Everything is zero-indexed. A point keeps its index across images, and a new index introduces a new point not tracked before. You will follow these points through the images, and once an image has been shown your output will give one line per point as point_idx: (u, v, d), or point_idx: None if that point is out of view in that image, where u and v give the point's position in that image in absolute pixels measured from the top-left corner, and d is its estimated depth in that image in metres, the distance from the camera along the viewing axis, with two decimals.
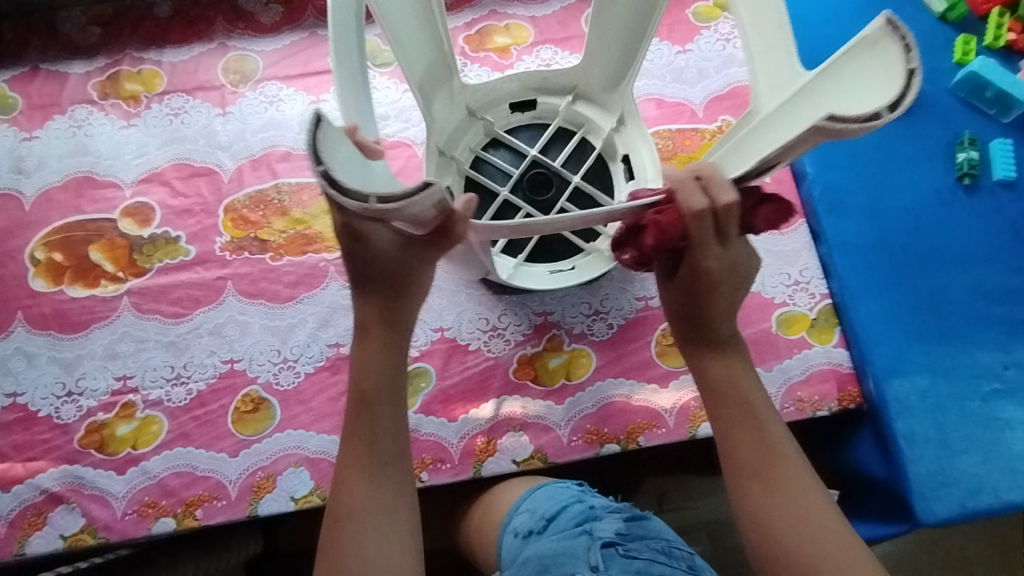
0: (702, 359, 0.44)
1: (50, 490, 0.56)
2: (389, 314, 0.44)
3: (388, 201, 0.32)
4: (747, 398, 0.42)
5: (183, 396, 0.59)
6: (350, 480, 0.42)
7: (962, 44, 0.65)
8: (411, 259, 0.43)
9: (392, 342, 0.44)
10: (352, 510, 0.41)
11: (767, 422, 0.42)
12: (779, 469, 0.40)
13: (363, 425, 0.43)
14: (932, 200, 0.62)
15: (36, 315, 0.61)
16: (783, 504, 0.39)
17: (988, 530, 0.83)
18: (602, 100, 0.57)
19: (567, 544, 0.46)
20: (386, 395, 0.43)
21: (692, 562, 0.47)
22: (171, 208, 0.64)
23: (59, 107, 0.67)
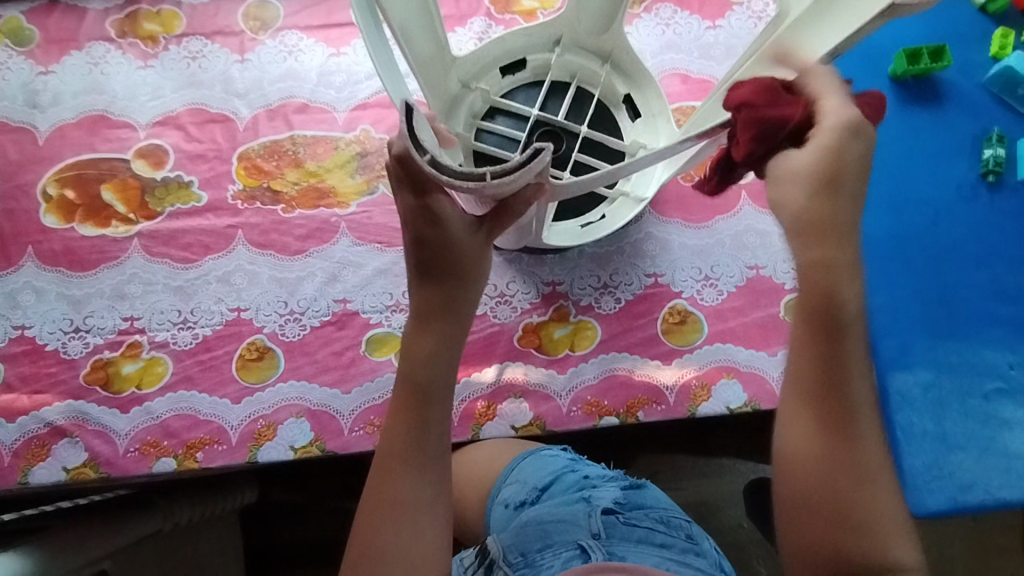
0: (847, 260, 0.37)
1: (55, 423, 0.57)
2: (450, 302, 0.43)
3: (500, 175, 0.37)
4: (854, 331, 0.37)
5: (189, 341, 0.59)
6: (394, 472, 0.40)
7: (1000, 37, 0.63)
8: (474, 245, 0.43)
9: (452, 331, 0.43)
10: (392, 499, 0.40)
11: (849, 342, 0.37)
12: (851, 396, 0.36)
13: (411, 416, 0.42)
14: (953, 196, 0.61)
15: (47, 251, 0.61)
16: (852, 457, 0.36)
17: (972, 533, 0.84)
18: (590, 44, 0.55)
19: (567, 511, 0.48)
20: (440, 389, 0.42)
21: (690, 531, 0.50)
22: (185, 152, 0.64)
23: (77, 43, 0.66)
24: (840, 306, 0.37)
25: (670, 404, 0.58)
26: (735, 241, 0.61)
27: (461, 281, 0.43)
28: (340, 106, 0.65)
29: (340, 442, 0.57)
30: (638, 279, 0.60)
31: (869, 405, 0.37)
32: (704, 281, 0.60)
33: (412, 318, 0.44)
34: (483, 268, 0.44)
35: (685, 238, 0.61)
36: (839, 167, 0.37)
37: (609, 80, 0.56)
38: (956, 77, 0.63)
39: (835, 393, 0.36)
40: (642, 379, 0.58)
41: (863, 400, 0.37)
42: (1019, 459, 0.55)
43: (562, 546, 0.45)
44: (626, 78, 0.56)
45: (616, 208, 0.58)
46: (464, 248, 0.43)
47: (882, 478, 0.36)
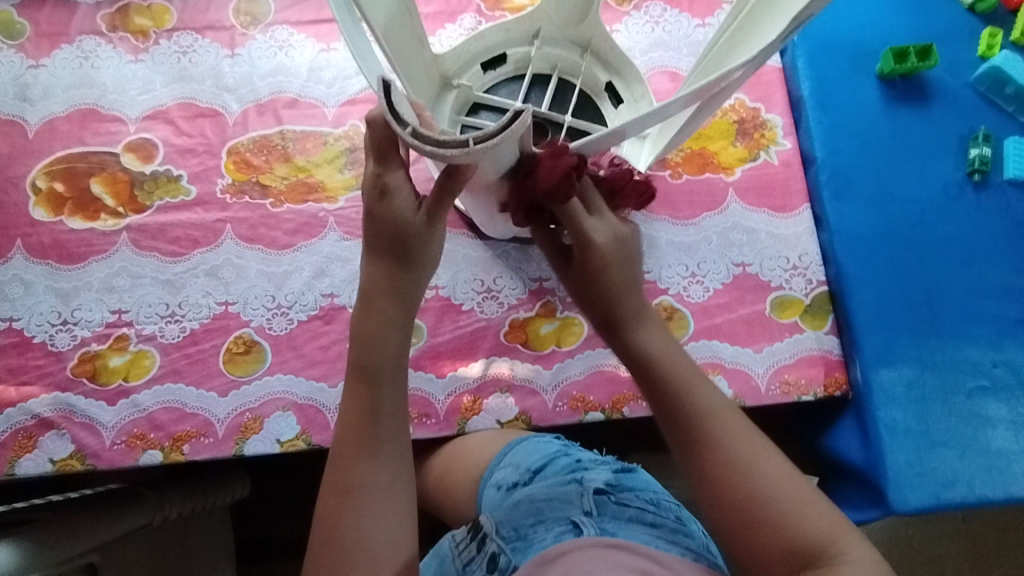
0: (630, 337, 0.44)
1: (42, 415, 0.57)
2: (397, 282, 0.43)
3: (483, 141, 0.37)
4: (673, 370, 0.42)
5: (177, 334, 0.59)
6: (349, 458, 0.41)
7: (988, 37, 0.64)
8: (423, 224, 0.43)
9: (399, 312, 0.43)
10: (351, 484, 0.40)
11: (685, 391, 0.42)
12: (712, 430, 0.40)
13: (359, 404, 0.42)
14: (938, 194, 0.61)
15: (36, 244, 0.61)
16: (739, 487, 0.39)
17: (961, 531, 0.85)
18: (567, 34, 0.55)
19: (559, 490, 0.49)
20: (390, 370, 0.42)
21: (680, 513, 0.49)
22: (175, 146, 0.64)
23: (67, 37, 0.67)
24: (656, 357, 0.43)
25: None
26: (722, 238, 0.61)
27: (412, 260, 0.43)
28: (330, 101, 0.65)
29: (326, 436, 0.57)
30: None
31: (729, 416, 0.41)
32: (691, 277, 0.60)
33: (359, 299, 0.44)
34: (434, 246, 0.44)
35: (673, 235, 0.61)
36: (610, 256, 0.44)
37: (591, 69, 0.56)
38: (944, 76, 0.63)
39: (697, 436, 0.40)
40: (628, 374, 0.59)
41: (724, 417, 0.41)
42: (1002, 457, 0.55)
43: (555, 523, 0.46)
44: (607, 67, 0.56)
45: None
46: (419, 227, 0.43)
47: (784, 471, 0.39)
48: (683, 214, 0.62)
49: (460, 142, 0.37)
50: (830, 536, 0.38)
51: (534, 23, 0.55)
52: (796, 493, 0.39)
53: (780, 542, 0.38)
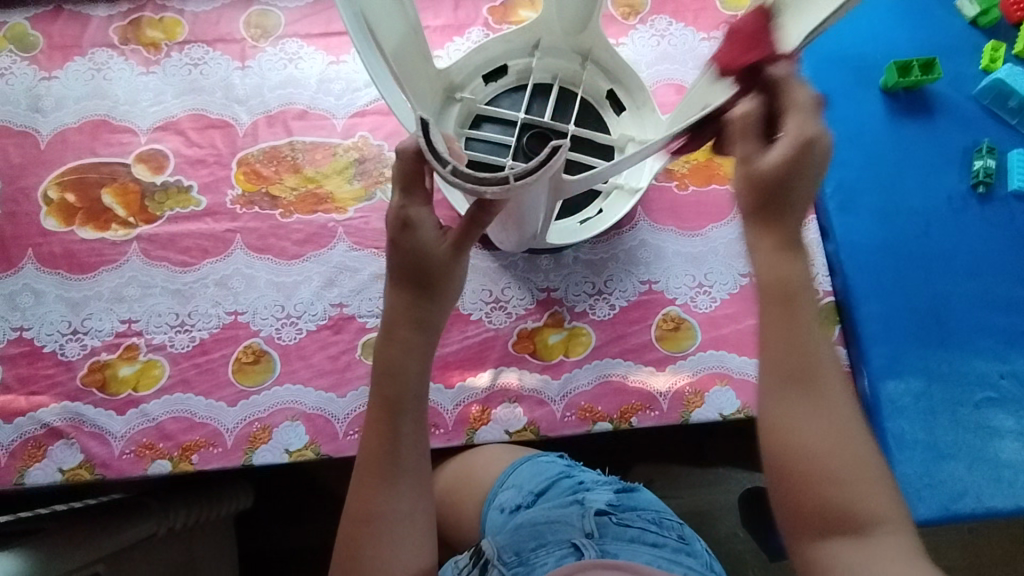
0: (757, 238, 0.40)
1: (51, 424, 0.57)
2: (419, 312, 0.43)
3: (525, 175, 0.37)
4: (803, 304, 0.38)
5: (186, 344, 0.60)
6: (369, 487, 0.41)
7: (990, 50, 0.64)
8: (445, 255, 0.43)
9: (421, 341, 0.43)
10: (370, 514, 0.41)
11: (813, 332, 0.38)
12: (825, 380, 0.38)
13: (381, 433, 0.42)
14: (944, 206, 0.61)
15: (46, 254, 0.62)
16: (815, 448, 0.37)
17: (969, 542, 0.84)
18: (567, 44, 0.56)
19: (560, 512, 0.49)
20: (411, 401, 0.43)
21: (682, 533, 0.50)
22: (185, 157, 0.64)
23: (80, 49, 0.67)
24: (791, 283, 0.39)
25: (663, 410, 0.58)
26: (728, 249, 0.62)
27: (436, 290, 0.43)
28: (339, 113, 0.66)
29: (335, 446, 0.57)
30: (633, 286, 0.61)
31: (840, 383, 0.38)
32: (698, 288, 0.61)
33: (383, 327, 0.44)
34: (457, 275, 0.44)
35: (680, 246, 0.62)
36: (795, 177, 0.38)
37: (591, 79, 0.57)
38: (947, 89, 0.64)
39: (804, 374, 0.37)
40: (636, 385, 0.59)
41: (833, 377, 0.38)
42: (1010, 468, 0.55)
43: (556, 546, 0.46)
44: (607, 77, 0.57)
45: (612, 202, 0.59)
46: (442, 259, 0.43)
47: (863, 460, 0.37)
48: (690, 225, 0.62)
49: (500, 177, 0.37)
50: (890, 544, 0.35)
51: (534, 35, 0.56)
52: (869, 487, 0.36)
53: (833, 520, 0.36)
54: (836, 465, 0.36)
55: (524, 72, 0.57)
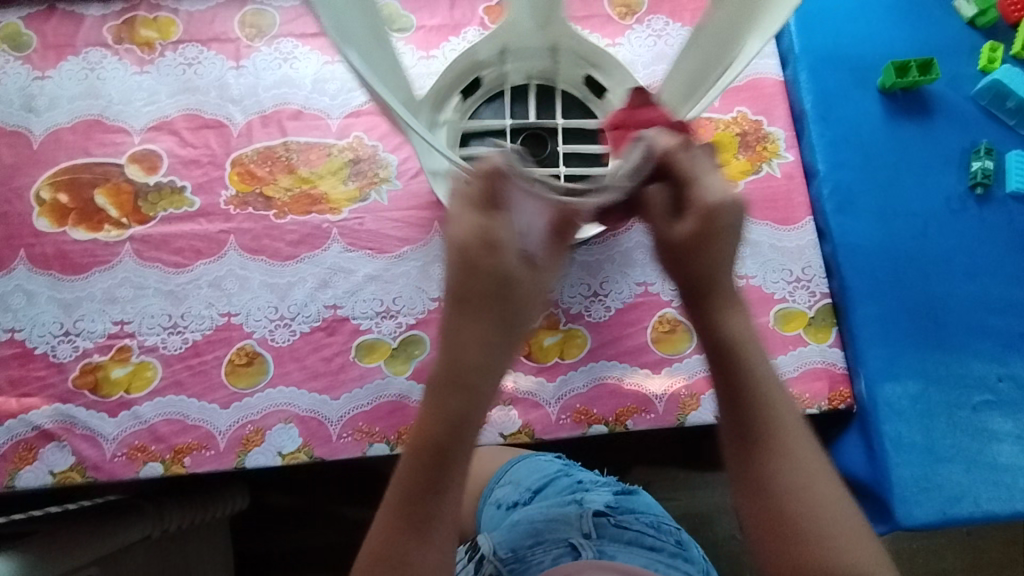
0: (716, 314, 0.42)
1: (42, 426, 0.57)
2: (483, 350, 0.40)
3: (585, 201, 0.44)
4: (753, 355, 0.41)
5: (179, 346, 0.59)
6: (399, 534, 0.37)
7: (988, 51, 0.64)
8: (510, 287, 0.41)
9: (479, 390, 0.39)
10: (402, 562, 0.36)
11: (760, 370, 0.41)
12: (776, 410, 0.40)
13: (433, 480, 0.38)
14: (941, 208, 0.61)
15: (39, 254, 0.61)
16: (784, 487, 0.38)
17: (967, 544, 0.84)
18: (530, 45, 0.55)
19: (558, 511, 0.48)
20: (460, 451, 0.38)
21: (680, 538, 0.50)
22: (179, 157, 0.64)
23: (73, 48, 0.67)
24: (739, 341, 0.41)
25: (659, 413, 0.58)
26: None
27: (510, 306, 0.41)
28: (334, 113, 0.65)
29: (328, 449, 0.57)
30: (629, 287, 0.61)
31: (800, 430, 0.40)
32: None
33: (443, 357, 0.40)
34: (528, 293, 0.42)
35: None
36: (719, 230, 0.42)
37: (569, 67, 0.56)
38: (946, 90, 0.64)
39: (760, 423, 0.39)
40: (632, 387, 0.58)
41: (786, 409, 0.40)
42: (1008, 472, 0.55)
43: (553, 545, 0.45)
44: (584, 60, 0.55)
45: None
46: (520, 287, 0.41)
47: (835, 500, 0.38)
48: None
49: (576, 201, 0.43)
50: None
51: (498, 41, 0.54)
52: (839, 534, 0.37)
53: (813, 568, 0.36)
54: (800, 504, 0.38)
55: (498, 78, 0.57)
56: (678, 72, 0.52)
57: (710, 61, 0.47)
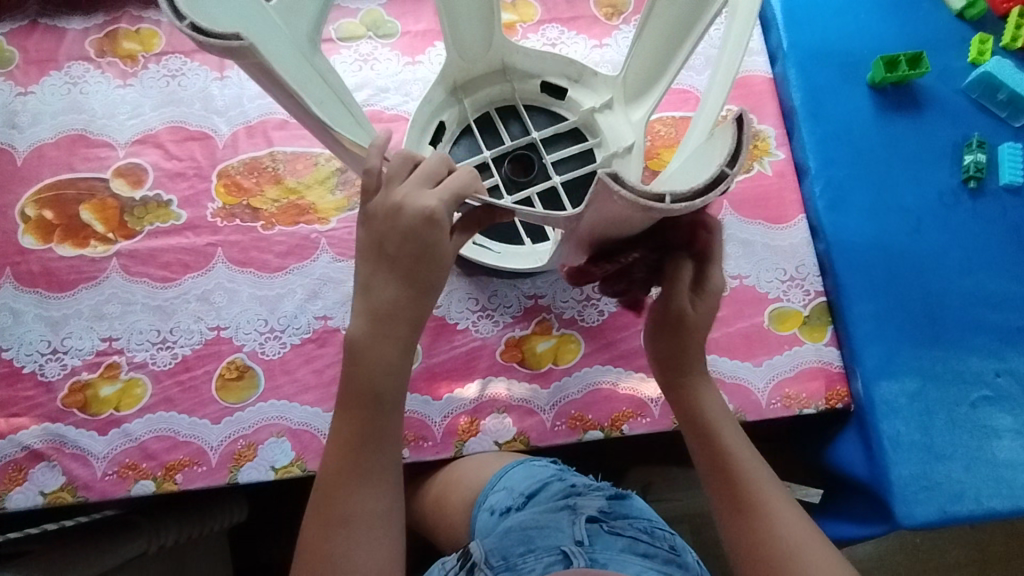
0: (681, 393, 0.49)
1: (32, 446, 0.56)
2: (412, 309, 0.42)
3: (681, 201, 0.35)
4: (711, 411, 0.48)
5: (168, 361, 0.59)
6: (343, 486, 0.42)
7: (978, 43, 0.63)
8: (426, 238, 0.41)
9: (404, 335, 0.42)
10: (339, 508, 0.41)
11: (716, 422, 0.48)
12: (725, 444, 0.47)
13: (357, 430, 0.43)
14: (935, 202, 0.60)
15: (25, 272, 0.61)
16: (775, 527, 0.44)
17: (971, 539, 0.84)
18: (479, 69, 0.57)
19: (550, 517, 0.48)
20: (386, 399, 0.43)
21: (674, 543, 0.49)
22: (165, 170, 0.63)
23: (56, 63, 0.66)
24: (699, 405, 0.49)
25: (655, 417, 0.57)
26: None
27: (423, 285, 0.42)
28: None
29: (321, 462, 0.56)
30: None
31: (735, 431, 0.48)
32: None
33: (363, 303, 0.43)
34: (445, 265, 0.42)
35: None
36: (689, 335, 0.48)
37: (525, 84, 0.57)
38: (936, 83, 0.63)
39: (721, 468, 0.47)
40: (627, 392, 0.58)
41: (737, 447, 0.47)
42: (1009, 468, 0.54)
43: (545, 552, 0.45)
44: (534, 75, 0.57)
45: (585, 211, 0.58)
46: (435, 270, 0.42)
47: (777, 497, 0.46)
48: None
49: (656, 194, 0.35)
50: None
51: (448, 78, 0.56)
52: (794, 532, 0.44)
53: None
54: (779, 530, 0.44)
55: (461, 117, 0.57)
56: (626, 71, 0.54)
57: (661, 60, 0.51)
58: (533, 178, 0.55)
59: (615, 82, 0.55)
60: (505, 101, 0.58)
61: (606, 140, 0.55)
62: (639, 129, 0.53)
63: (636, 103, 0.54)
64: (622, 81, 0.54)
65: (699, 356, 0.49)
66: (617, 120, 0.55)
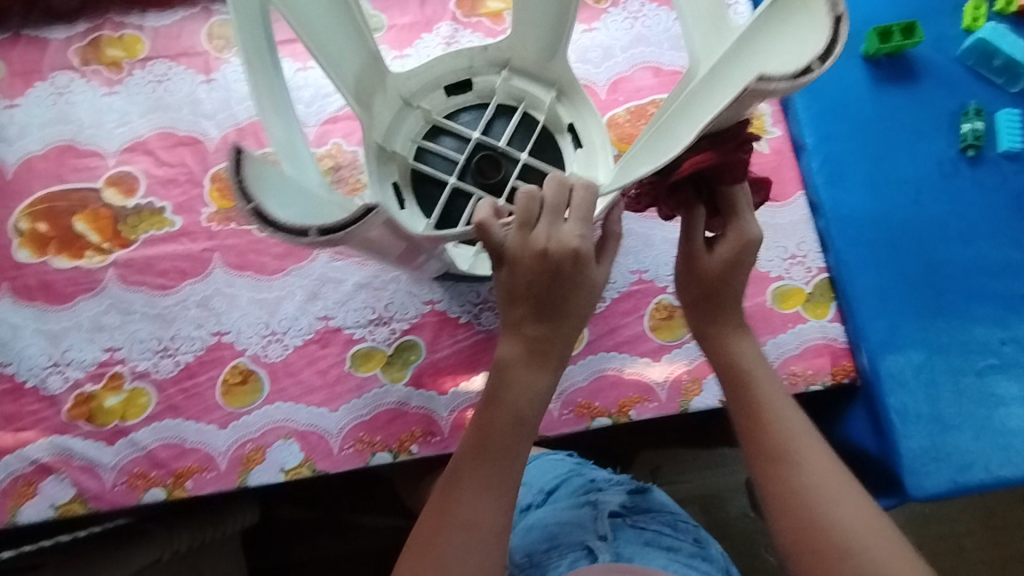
0: (708, 330, 0.48)
1: (40, 460, 0.56)
2: (551, 339, 0.42)
3: (829, 56, 0.33)
4: (758, 375, 0.46)
5: (171, 369, 0.58)
6: (457, 488, 0.40)
7: (971, 9, 0.63)
8: (579, 271, 0.40)
9: (547, 369, 0.42)
10: (448, 502, 0.40)
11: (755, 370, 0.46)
12: (753, 376, 0.46)
13: (489, 436, 0.41)
14: (934, 172, 0.60)
15: (22, 286, 0.60)
16: (794, 440, 0.44)
17: (979, 506, 0.84)
18: (381, 119, 0.53)
19: (573, 514, 0.48)
20: (515, 423, 0.41)
21: (698, 535, 0.50)
22: (156, 177, 0.63)
23: (40, 74, 0.65)
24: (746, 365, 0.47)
25: (662, 401, 0.57)
26: None
27: (569, 319, 0.41)
28: (310, 121, 0.64)
29: (330, 462, 0.56)
30: (622, 276, 0.60)
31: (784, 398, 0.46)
32: None
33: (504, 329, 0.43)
34: (588, 301, 0.42)
35: (667, 232, 0.61)
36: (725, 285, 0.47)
37: (431, 100, 0.54)
38: (930, 52, 0.63)
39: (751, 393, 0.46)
40: (632, 377, 0.58)
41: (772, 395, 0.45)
42: (1018, 435, 0.54)
43: (568, 548, 0.45)
44: (433, 86, 0.54)
45: None
46: (582, 310, 0.42)
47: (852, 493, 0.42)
48: None
49: (802, 66, 0.33)
50: (893, 570, 0.39)
51: (371, 140, 0.52)
52: (873, 524, 0.40)
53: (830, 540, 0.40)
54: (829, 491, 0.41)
55: (405, 168, 0.53)
56: (518, 31, 0.52)
57: (549, 10, 0.50)
58: (506, 171, 0.51)
59: (511, 47, 0.53)
60: (426, 125, 0.54)
61: (532, 98, 0.54)
62: (563, 73, 0.53)
63: (546, 52, 0.53)
64: (520, 41, 0.53)
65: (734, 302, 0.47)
66: (532, 75, 0.54)
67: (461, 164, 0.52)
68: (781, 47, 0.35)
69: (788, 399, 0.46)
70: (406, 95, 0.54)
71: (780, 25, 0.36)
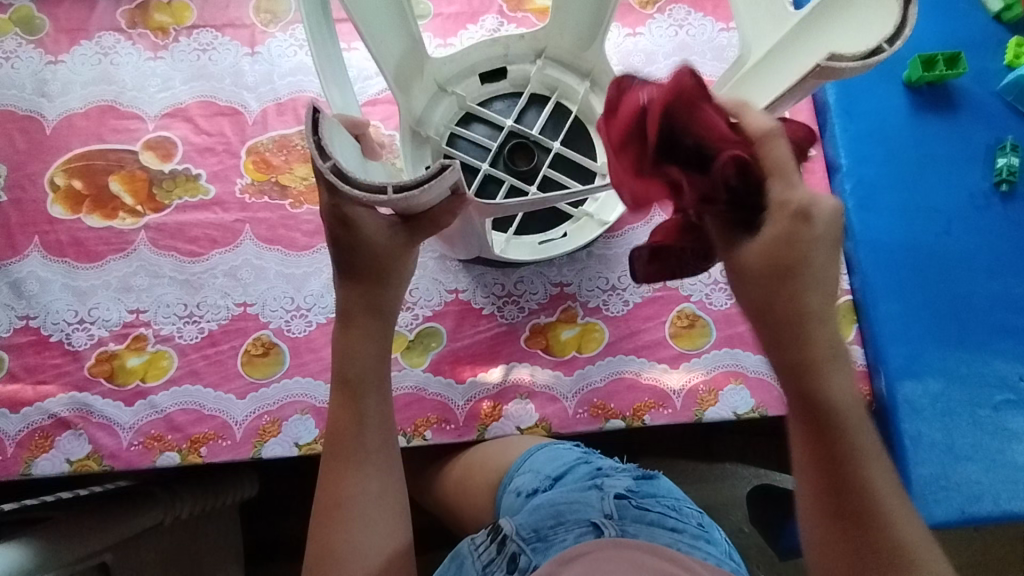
0: (794, 362, 0.34)
1: (58, 414, 0.57)
2: (372, 300, 0.43)
3: (897, 39, 0.36)
4: (841, 410, 0.34)
5: (194, 335, 0.59)
6: (336, 471, 0.42)
7: (1016, 46, 0.63)
8: (397, 245, 0.42)
9: (376, 327, 0.44)
10: (340, 498, 0.41)
11: (840, 400, 0.34)
12: (837, 408, 0.34)
13: (342, 446, 0.42)
14: (965, 205, 0.60)
15: (53, 241, 0.61)
16: (876, 485, 0.34)
17: (976, 540, 0.84)
18: (416, 103, 0.54)
19: (578, 495, 0.48)
20: (372, 384, 0.43)
21: (702, 520, 0.49)
22: (193, 144, 0.63)
23: (87, 33, 0.66)
24: (832, 399, 0.34)
25: (676, 408, 0.57)
26: None
27: (363, 274, 0.43)
28: None
29: None
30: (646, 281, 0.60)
31: (865, 422, 0.35)
32: (713, 284, 0.60)
33: (337, 317, 0.44)
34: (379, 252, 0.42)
35: None
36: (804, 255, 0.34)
37: (466, 87, 0.56)
38: (971, 84, 0.63)
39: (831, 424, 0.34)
40: (649, 382, 0.58)
41: (861, 429, 0.34)
42: None
43: (575, 525, 0.44)
44: (468, 73, 0.56)
45: (578, 228, 0.57)
46: (388, 244, 0.42)
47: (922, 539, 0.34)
48: None
49: (873, 49, 0.36)
50: None
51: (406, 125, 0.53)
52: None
53: None
54: (904, 542, 0.33)
55: (437, 153, 0.55)
56: (555, 22, 0.53)
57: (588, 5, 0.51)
58: (538, 160, 0.54)
59: (545, 37, 0.54)
60: (459, 110, 0.56)
61: (564, 88, 0.56)
62: (598, 64, 0.54)
63: (581, 44, 0.54)
64: (555, 32, 0.54)
65: (818, 313, 0.34)
66: (565, 64, 0.56)
67: (494, 151, 0.54)
68: (852, 28, 0.39)
69: (863, 408, 0.35)
70: (442, 80, 0.55)
71: (847, 12, 0.39)
